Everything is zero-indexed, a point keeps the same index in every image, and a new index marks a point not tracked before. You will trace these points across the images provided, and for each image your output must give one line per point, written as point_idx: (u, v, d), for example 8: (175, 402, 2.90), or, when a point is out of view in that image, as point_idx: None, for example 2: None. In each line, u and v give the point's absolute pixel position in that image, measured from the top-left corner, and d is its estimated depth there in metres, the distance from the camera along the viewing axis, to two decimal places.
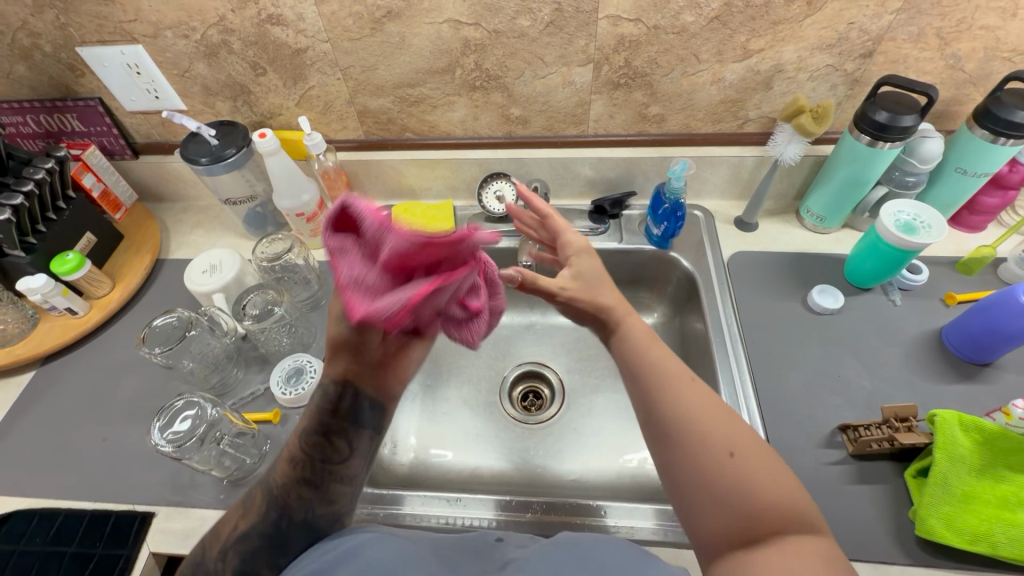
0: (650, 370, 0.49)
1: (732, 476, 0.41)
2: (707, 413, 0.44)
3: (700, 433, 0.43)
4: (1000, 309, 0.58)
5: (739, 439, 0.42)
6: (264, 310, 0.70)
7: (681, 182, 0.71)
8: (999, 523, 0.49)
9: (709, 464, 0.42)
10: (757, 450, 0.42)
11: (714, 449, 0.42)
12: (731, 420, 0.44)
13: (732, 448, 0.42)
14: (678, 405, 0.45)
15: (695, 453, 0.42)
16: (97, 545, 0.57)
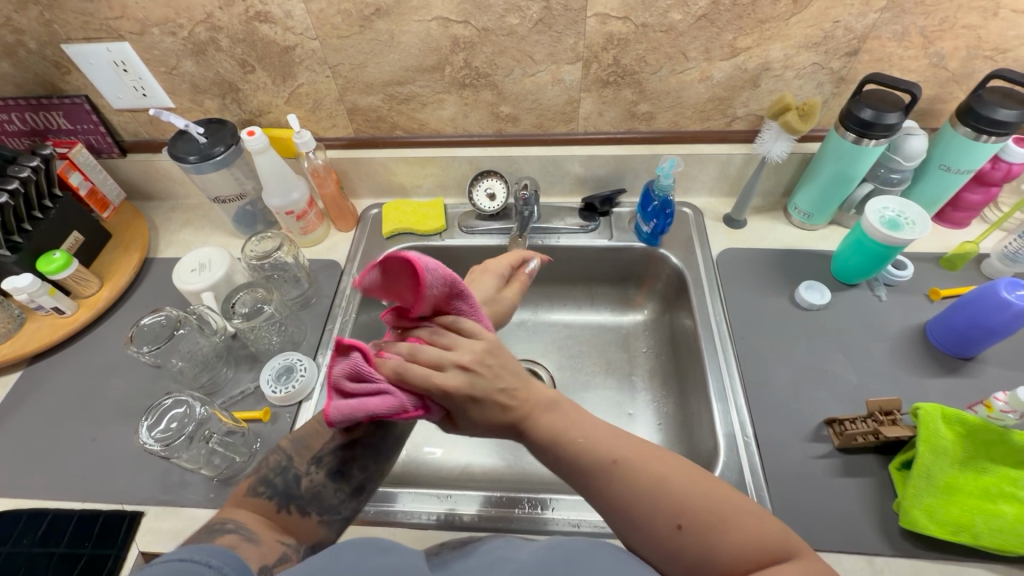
0: (570, 458, 0.43)
1: (691, 549, 0.39)
2: (645, 491, 0.41)
3: (645, 516, 0.40)
4: (982, 303, 0.59)
5: (682, 501, 0.40)
6: (253, 308, 0.71)
7: (670, 179, 0.72)
8: (981, 514, 0.50)
9: (664, 543, 0.40)
10: (703, 506, 0.40)
11: (662, 526, 0.40)
12: (671, 484, 0.41)
13: (680, 519, 0.39)
14: (619, 490, 0.41)
15: (648, 534, 0.40)
16: (86, 544, 0.56)
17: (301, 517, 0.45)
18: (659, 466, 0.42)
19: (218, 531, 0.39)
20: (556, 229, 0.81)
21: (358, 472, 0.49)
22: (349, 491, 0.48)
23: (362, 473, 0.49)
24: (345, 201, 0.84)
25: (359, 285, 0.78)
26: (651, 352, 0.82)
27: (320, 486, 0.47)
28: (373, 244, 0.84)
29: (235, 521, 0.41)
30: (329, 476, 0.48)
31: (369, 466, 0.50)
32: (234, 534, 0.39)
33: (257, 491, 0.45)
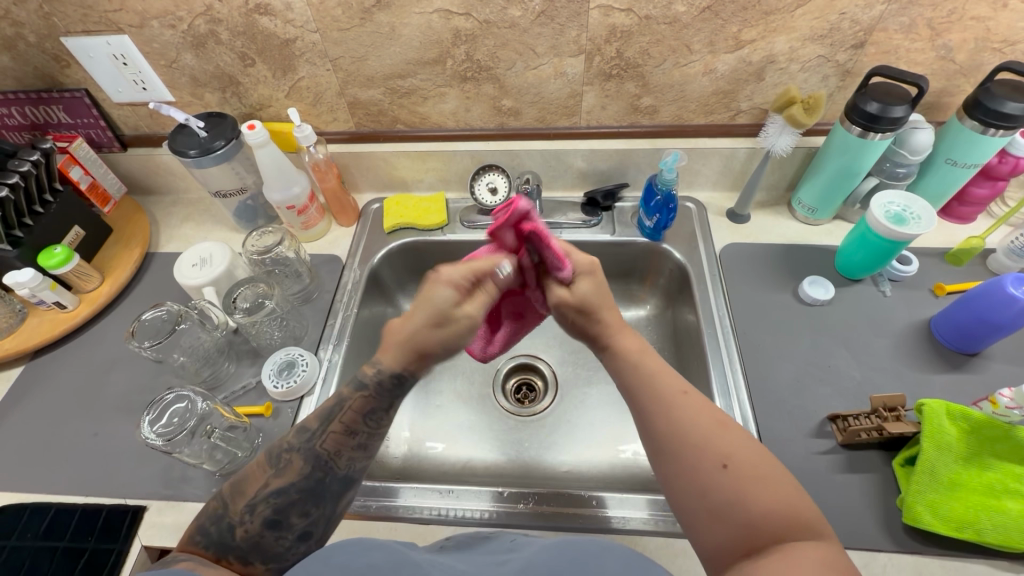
0: (648, 380, 0.49)
1: (727, 488, 0.40)
2: (701, 428, 0.44)
3: (693, 449, 0.43)
4: (989, 299, 0.58)
5: (736, 450, 0.42)
6: (255, 303, 0.70)
7: (673, 173, 0.71)
8: (984, 511, 0.50)
9: (703, 480, 0.41)
10: (754, 463, 0.41)
11: (707, 464, 0.42)
12: (728, 432, 0.43)
13: (726, 459, 0.41)
14: (681, 418, 0.45)
15: (687, 469, 0.42)
16: (89, 538, 0.57)
17: (242, 565, 0.44)
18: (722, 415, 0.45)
19: (173, 561, 0.43)
20: (559, 224, 0.81)
21: (298, 518, 0.46)
22: (294, 536, 0.46)
23: (304, 519, 0.46)
24: (347, 195, 0.84)
25: (361, 279, 0.78)
26: (653, 347, 0.82)
27: (258, 535, 0.45)
28: (375, 238, 0.83)
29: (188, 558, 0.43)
30: (264, 525, 0.45)
31: (313, 511, 0.47)
32: (190, 562, 0.43)
33: (195, 541, 0.45)
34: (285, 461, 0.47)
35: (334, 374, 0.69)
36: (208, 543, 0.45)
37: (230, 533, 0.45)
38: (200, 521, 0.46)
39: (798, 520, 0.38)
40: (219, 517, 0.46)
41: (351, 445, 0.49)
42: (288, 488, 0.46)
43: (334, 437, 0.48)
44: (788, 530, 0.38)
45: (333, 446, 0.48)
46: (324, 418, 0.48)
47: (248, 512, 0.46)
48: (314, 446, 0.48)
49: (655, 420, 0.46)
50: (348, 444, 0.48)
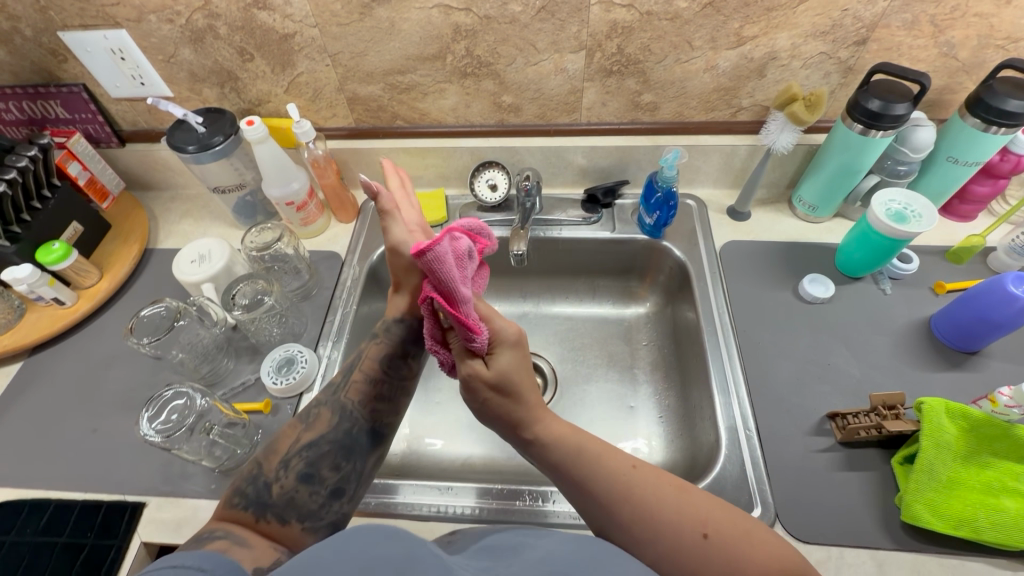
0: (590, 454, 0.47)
1: (717, 561, 0.40)
2: (666, 500, 0.43)
3: (669, 527, 0.42)
4: (989, 297, 0.58)
5: (706, 515, 0.42)
6: (254, 300, 0.70)
7: (673, 170, 0.71)
8: (983, 509, 0.50)
9: (691, 557, 0.41)
10: (725, 519, 0.42)
11: (687, 537, 0.41)
12: (691, 491, 0.44)
13: (704, 528, 0.42)
14: (641, 488, 0.44)
15: (672, 546, 0.41)
16: (89, 535, 0.57)
17: (280, 524, 0.45)
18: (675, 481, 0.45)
19: (208, 538, 0.40)
20: (559, 221, 0.81)
21: (329, 471, 0.50)
22: (325, 492, 0.49)
23: (336, 473, 0.50)
24: (346, 191, 0.83)
25: (360, 276, 0.78)
26: (653, 345, 0.82)
27: (292, 491, 0.48)
28: (374, 235, 0.83)
29: (224, 529, 0.42)
30: (299, 478, 0.48)
31: (344, 465, 0.51)
32: (225, 540, 0.40)
33: (231, 505, 0.46)
34: (314, 415, 0.54)
35: (333, 371, 0.69)
36: (246, 504, 0.46)
37: (267, 491, 0.47)
38: (237, 485, 0.47)
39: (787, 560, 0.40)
40: (255, 477, 0.48)
41: (375, 396, 0.56)
42: (321, 435, 0.52)
43: (356, 389, 0.56)
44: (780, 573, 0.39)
45: (354, 398, 0.55)
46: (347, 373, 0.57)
47: (284, 468, 0.49)
48: (340, 397, 0.55)
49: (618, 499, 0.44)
50: (371, 395, 0.56)
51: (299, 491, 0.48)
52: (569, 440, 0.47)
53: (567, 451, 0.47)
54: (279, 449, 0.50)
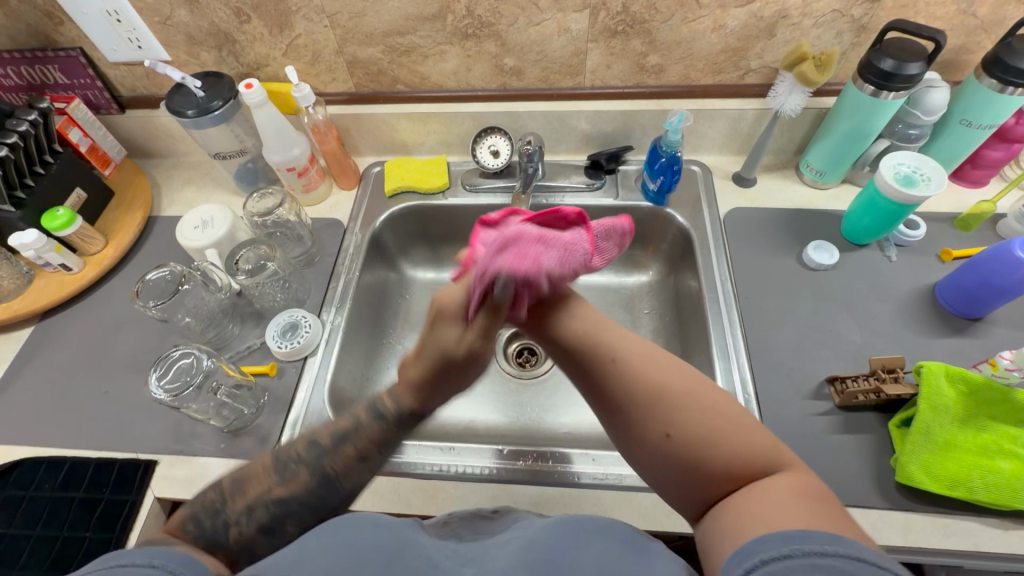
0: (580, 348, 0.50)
1: (675, 456, 0.43)
2: (643, 393, 0.46)
3: (637, 424, 0.45)
4: (996, 263, 0.58)
5: (677, 417, 0.44)
6: (257, 265, 0.70)
7: (677, 134, 0.69)
8: (977, 470, 0.51)
9: (655, 452, 0.44)
10: (698, 424, 0.43)
11: (653, 434, 0.44)
12: (691, 390, 0.45)
13: (669, 428, 0.44)
14: (617, 388, 0.47)
15: (643, 439, 0.45)
16: (104, 490, 0.59)
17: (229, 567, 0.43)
18: (651, 384, 0.46)
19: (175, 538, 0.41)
20: (561, 187, 0.80)
21: (293, 528, 0.45)
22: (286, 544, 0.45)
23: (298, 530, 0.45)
24: (347, 157, 0.82)
25: (362, 244, 0.78)
26: (655, 313, 0.82)
27: (250, 539, 0.44)
28: (376, 202, 0.83)
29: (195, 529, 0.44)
30: (259, 530, 0.44)
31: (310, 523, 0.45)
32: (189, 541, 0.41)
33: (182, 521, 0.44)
34: (291, 470, 0.45)
35: (337, 336, 0.70)
36: (198, 536, 0.43)
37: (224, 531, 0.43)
38: (196, 511, 0.44)
39: (749, 460, 0.41)
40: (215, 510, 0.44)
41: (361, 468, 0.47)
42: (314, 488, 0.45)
43: (345, 458, 0.46)
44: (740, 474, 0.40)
45: (342, 468, 0.46)
46: (341, 438, 0.47)
47: (246, 513, 0.44)
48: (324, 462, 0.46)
49: (597, 394, 0.49)
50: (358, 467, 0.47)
51: (256, 542, 0.44)
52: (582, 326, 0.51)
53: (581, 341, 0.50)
54: (246, 490, 0.45)
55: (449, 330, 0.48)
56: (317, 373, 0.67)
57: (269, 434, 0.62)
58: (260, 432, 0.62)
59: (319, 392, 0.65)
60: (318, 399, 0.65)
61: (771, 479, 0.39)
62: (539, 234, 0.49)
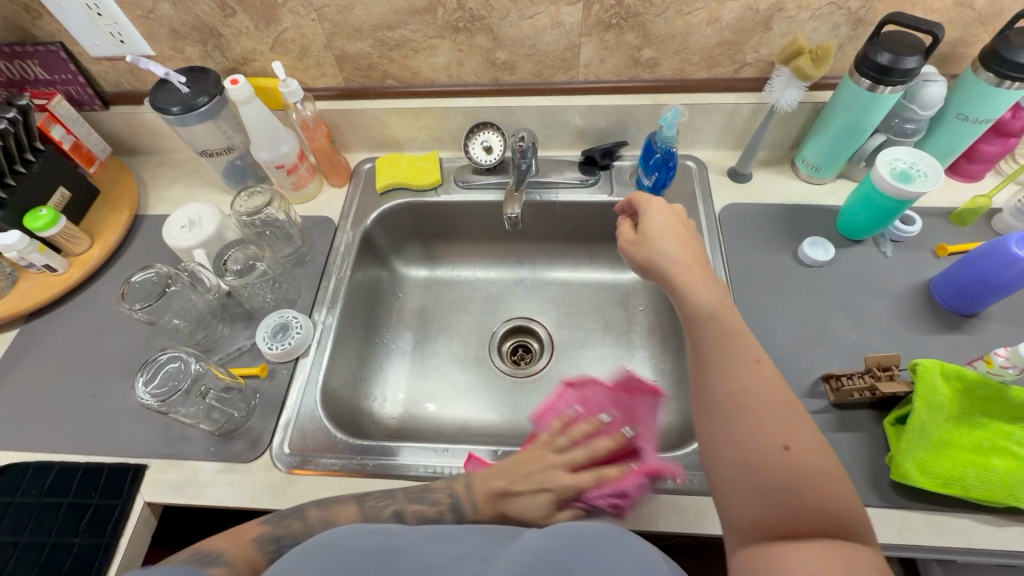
0: (713, 327, 0.47)
1: (781, 471, 0.39)
2: (771, 400, 0.42)
3: (756, 419, 0.41)
4: (992, 260, 0.57)
5: (796, 431, 0.40)
6: (246, 265, 0.69)
7: (673, 130, 0.67)
8: (972, 468, 0.51)
9: (761, 457, 0.39)
10: (816, 449, 0.40)
11: (765, 441, 0.40)
12: (797, 413, 0.41)
13: (786, 441, 0.40)
14: (745, 386, 0.43)
15: (750, 438, 0.40)
16: (93, 495, 0.59)
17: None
18: (790, 398, 0.42)
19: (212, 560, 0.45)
20: (555, 184, 0.79)
21: None
22: None
23: None
24: (337, 154, 0.81)
25: (354, 242, 0.77)
26: (650, 309, 0.82)
27: None
28: (368, 199, 0.81)
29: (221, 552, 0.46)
30: None
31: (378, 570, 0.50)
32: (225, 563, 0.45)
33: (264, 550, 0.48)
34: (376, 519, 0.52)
35: (329, 336, 0.69)
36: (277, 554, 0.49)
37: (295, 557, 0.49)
38: (276, 533, 0.50)
39: (841, 512, 0.38)
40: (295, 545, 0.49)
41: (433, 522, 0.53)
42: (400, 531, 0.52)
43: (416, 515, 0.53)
44: (823, 522, 0.37)
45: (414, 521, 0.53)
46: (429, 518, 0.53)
47: None
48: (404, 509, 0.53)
49: (722, 380, 0.44)
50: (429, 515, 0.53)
51: None
52: (710, 307, 0.48)
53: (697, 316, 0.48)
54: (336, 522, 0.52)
55: (538, 499, 0.54)
56: (308, 374, 0.66)
57: (261, 437, 0.61)
58: (252, 434, 0.62)
59: (311, 393, 0.65)
60: (310, 400, 0.64)
61: (854, 544, 0.37)
62: (592, 412, 0.64)
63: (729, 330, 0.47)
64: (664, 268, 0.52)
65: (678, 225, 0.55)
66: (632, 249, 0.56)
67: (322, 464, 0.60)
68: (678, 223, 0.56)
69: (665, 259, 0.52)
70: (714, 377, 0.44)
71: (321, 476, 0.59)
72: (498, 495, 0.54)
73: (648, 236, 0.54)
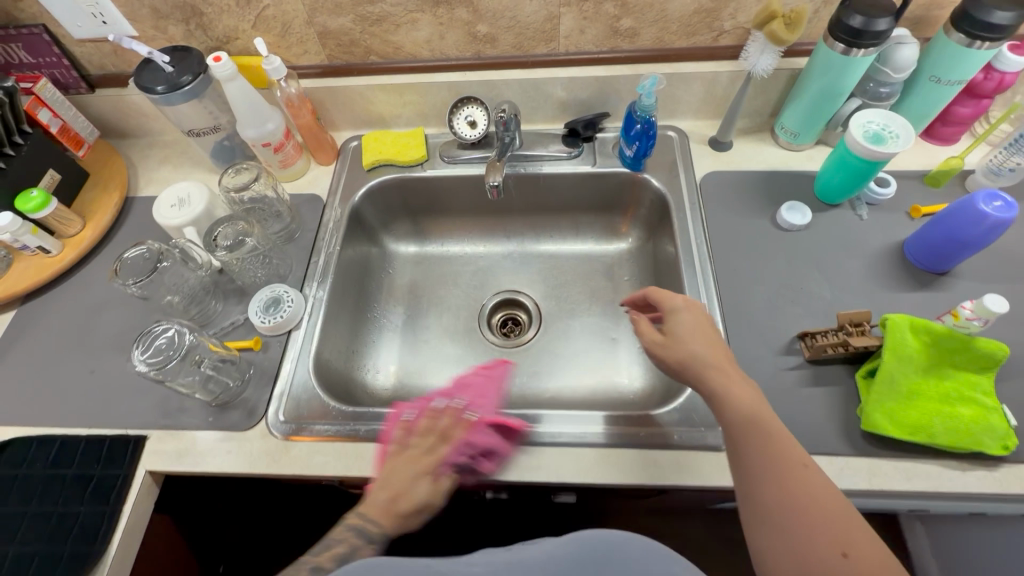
0: (755, 428, 0.45)
1: None
2: (820, 502, 0.41)
3: (811, 527, 0.41)
4: (961, 217, 0.59)
5: (854, 537, 0.40)
6: (235, 240, 0.70)
7: (651, 98, 0.68)
8: (938, 416, 0.54)
9: (820, 566, 0.39)
10: (875, 552, 0.39)
11: (824, 550, 0.40)
12: (848, 517, 0.41)
13: (845, 547, 0.39)
14: (791, 488, 0.42)
15: (803, 548, 0.40)
16: (96, 466, 0.61)
17: None
18: (843, 501, 0.42)
19: None
20: (539, 156, 0.80)
21: None
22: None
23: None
24: (323, 132, 0.82)
25: (342, 219, 0.78)
26: (634, 279, 0.84)
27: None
28: (355, 176, 0.82)
29: None
30: None
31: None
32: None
33: None
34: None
35: (320, 310, 0.71)
36: None
37: None
38: None
39: None
40: None
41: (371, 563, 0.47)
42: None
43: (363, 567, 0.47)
44: None
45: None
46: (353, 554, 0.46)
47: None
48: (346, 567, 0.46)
49: (767, 484, 0.43)
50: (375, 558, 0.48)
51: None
52: (742, 399, 0.47)
53: (737, 413, 0.47)
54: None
55: (421, 485, 0.52)
56: (301, 345, 0.68)
57: (256, 406, 0.63)
58: (248, 404, 0.64)
59: (305, 364, 0.67)
60: (303, 371, 0.66)
61: None
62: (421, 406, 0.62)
63: (768, 429, 0.45)
64: (693, 368, 0.50)
65: (703, 325, 0.53)
66: (659, 349, 0.54)
67: (317, 431, 0.62)
68: (701, 322, 0.54)
69: (698, 361, 0.50)
70: (753, 478, 0.44)
71: (317, 441, 0.61)
72: (388, 504, 0.50)
73: (676, 337, 0.53)
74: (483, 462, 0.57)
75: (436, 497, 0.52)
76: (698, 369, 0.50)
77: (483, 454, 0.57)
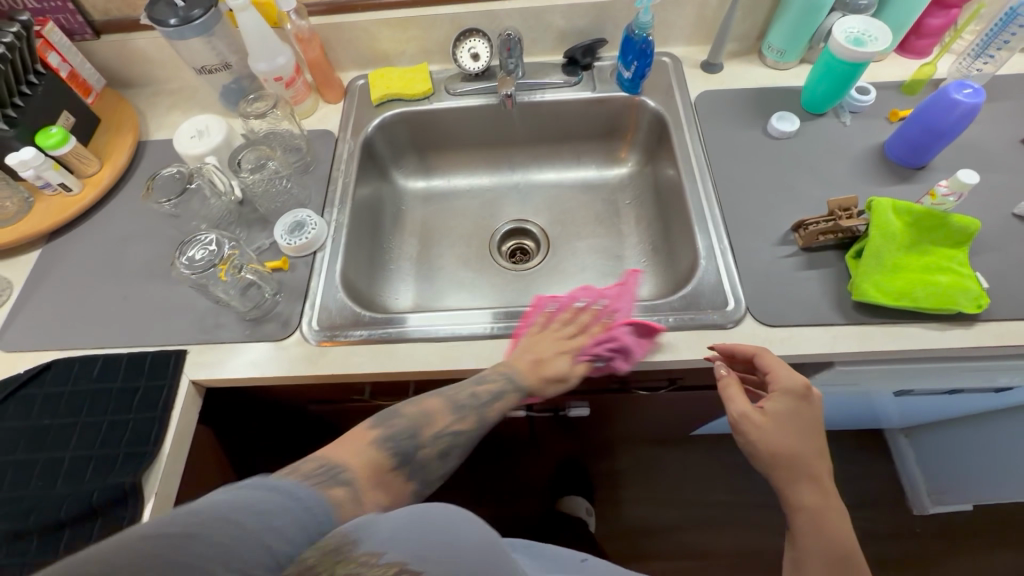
0: (848, 562, 0.49)
1: None
2: None
3: None
4: (936, 108, 0.64)
5: None
6: (258, 164, 0.75)
7: (648, 15, 0.72)
8: (921, 284, 0.59)
9: None
10: None
11: None
12: None
13: None
14: None
15: None
16: (141, 378, 0.64)
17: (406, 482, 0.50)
18: None
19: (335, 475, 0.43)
20: (542, 84, 0.84)
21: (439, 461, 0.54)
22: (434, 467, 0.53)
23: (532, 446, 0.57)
24: (331, 69, 0.84)
25: (356, 151, 0.81)
26: (635, 202, 0.89)
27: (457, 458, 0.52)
28: (364, 112, 0.85)
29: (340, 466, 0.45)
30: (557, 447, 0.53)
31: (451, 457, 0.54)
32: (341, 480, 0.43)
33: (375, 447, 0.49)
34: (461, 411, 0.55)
35: (341, 234, 0.74)
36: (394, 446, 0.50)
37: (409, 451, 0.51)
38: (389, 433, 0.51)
39: None
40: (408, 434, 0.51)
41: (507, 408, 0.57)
42: (463, 435, 0.54)
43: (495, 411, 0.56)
44: None
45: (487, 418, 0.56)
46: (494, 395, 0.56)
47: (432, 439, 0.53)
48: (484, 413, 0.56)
49: None
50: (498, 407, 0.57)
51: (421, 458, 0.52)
52: (840, 533, 0.50)
53: (832, 542, 0.50)
54: (432, 422, 0.53)
55: (561, 361, 0.60)
56: (327, 265, 0.71)
57: (290, 317, 0.67)
58: (282, 316, 0.67)
59: (332, 280, 0.70)
60: (332, 287, 0.70)
61: None
62: (571, 300, 0.67)
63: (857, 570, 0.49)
64: (797, 469, 0.51)
65: (808, 417, 0.53)
66: (756, 431, 0.52)
67: (351, 336, 0.65)
68: (806, 414, 0.53)
69: (802, 462, 0.51)
70: None
71: (351, 345, 0.65)
72: (533, 365, 0.59)
73: (779, 424, 0.52)
74: (617, 361, 0.61)
75: (574, 373, 0.60)
76: (802, 471, 0.51)
77: (619, 354, 0.61)
